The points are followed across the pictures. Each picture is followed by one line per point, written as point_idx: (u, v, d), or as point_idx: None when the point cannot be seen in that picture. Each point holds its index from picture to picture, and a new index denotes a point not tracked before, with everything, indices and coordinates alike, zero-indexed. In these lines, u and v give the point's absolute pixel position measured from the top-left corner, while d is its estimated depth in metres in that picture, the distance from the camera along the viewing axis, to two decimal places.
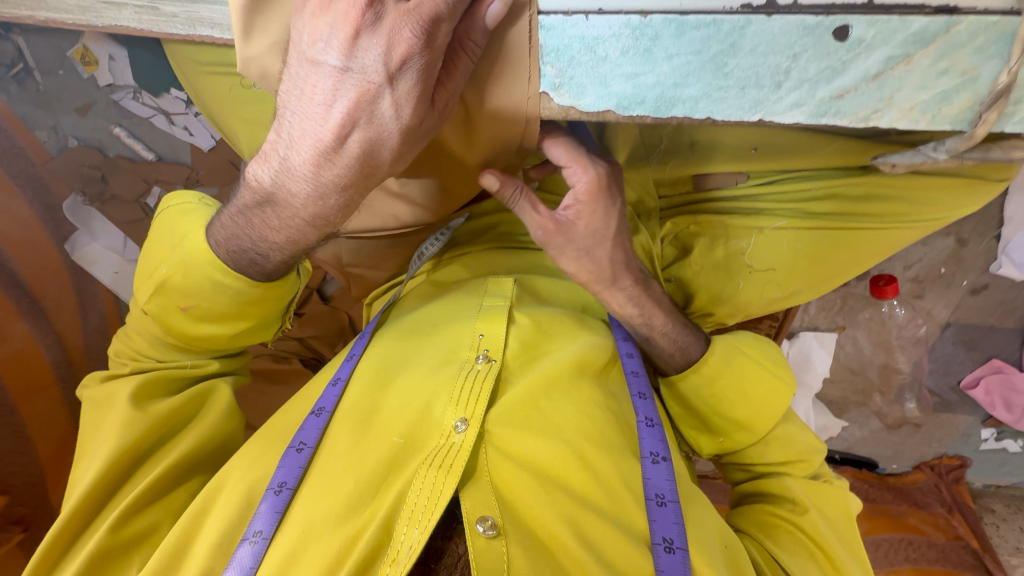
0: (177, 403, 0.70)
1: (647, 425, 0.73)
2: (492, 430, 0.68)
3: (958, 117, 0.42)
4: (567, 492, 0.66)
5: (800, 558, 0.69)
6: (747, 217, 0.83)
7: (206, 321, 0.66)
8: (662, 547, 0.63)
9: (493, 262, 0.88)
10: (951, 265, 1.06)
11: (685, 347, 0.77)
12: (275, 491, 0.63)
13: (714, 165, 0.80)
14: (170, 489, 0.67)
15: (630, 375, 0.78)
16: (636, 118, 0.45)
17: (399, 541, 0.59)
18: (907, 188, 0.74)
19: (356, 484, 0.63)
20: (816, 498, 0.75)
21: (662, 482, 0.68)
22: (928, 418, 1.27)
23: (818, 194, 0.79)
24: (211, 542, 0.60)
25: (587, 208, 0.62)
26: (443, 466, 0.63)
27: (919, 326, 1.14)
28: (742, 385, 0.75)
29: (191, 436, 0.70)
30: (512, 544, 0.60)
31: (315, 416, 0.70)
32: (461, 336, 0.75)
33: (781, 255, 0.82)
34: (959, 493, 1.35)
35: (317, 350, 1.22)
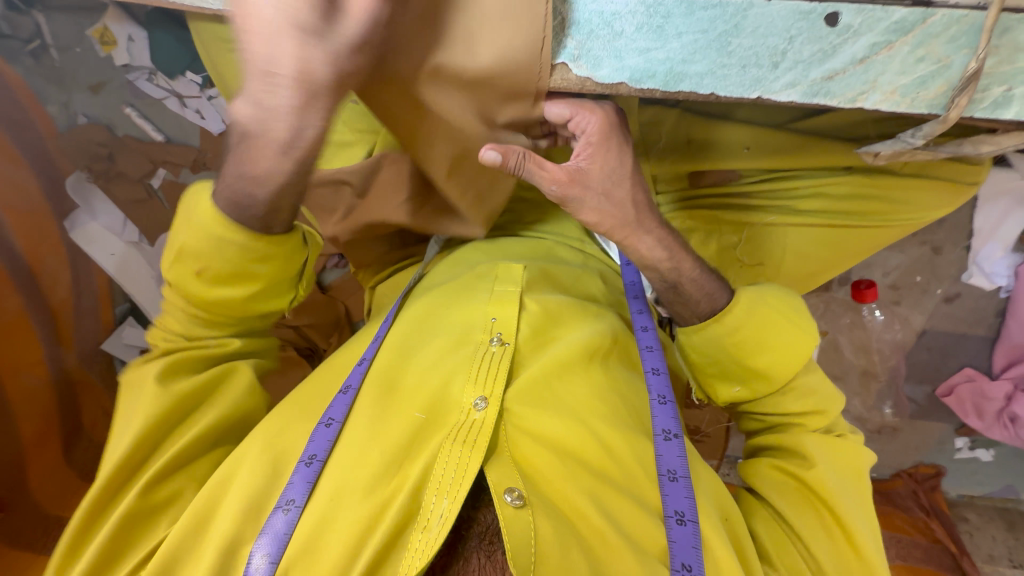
0: (200, 380, 0.71)
1: (659, 403, 0.75)
2: (510, 409, 0.71)
3: (934, 101, 0.47)
4: (586, 467, 0.68)
5: (809, 518, 0.71)
6: (742, 213, 0.89)
7: (221, 285, 0.66)
8: (674, 519, 0.66)
9: (506, 248, 0.90)
10: (926, 273, 1.12)
11: (712, 294, 0.76)
12: (306, 461, 0.66)
13: (709, 164, 0.85)
14: (193, 459, 0.69)
15: (645, 351, 0.80)
16: (647, 91, 0.49)
17: (429, 509, 0.62)
18: (888, 189, 0.82)
19: (381, 457, 0.66)
20: (831, 454, 0.75)
21: (674, 458, 0.70)
22: (905, 424, 1.31)
23: (808, 192, 0.85)
24: (240, 507, 0.62)
25: (599, 149, 0.63)
26: (467, 443, 0.65)
27: (896, 332, 1.19)
28: (766, 333, 0.74)
29: (211, 411, 0.72)
30: (538, 515, 0.63)
31: (343, 393, 0.72)
32: (474, 318, 0.78)
33: (773, 249, 0.90)
34: (936, 500, 1.39)
35: (311, 339, 1.21)
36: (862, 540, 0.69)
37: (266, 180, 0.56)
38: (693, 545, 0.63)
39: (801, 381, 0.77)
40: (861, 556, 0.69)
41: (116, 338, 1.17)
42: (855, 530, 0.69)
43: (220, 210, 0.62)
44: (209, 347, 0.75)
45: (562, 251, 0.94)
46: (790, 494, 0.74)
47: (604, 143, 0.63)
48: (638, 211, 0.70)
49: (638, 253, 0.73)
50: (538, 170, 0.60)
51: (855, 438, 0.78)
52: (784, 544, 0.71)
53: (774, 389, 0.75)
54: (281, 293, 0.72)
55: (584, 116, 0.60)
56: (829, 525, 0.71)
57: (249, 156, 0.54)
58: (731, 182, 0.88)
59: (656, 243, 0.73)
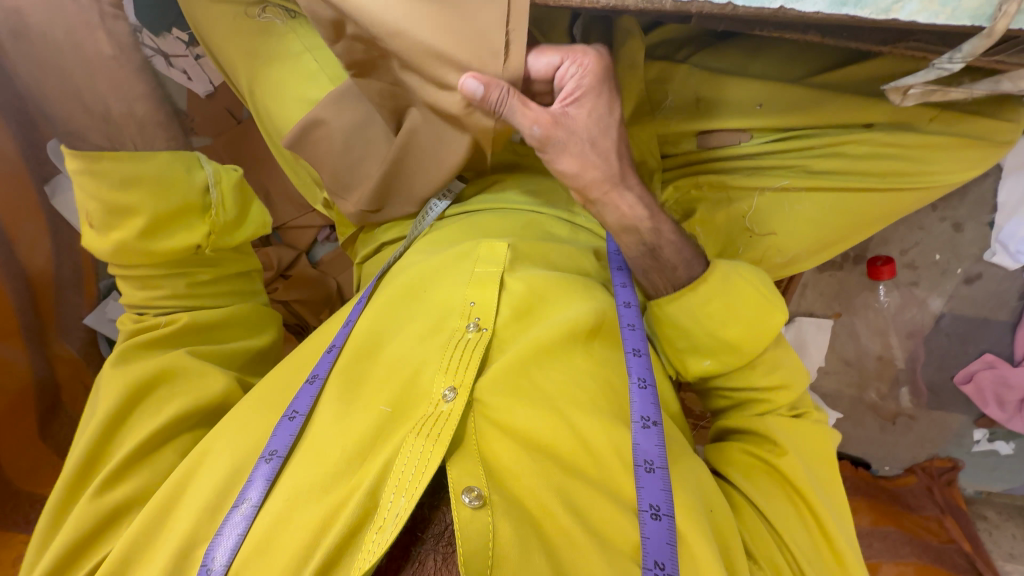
0: (153, 365, 0.69)
1: (639, 387, 0.69)
2: (481, 398, 0.65)
3: (978, 11, 0.41)
4: (556, 462, 0.64)
5: (776, 502, 0.68)
6: (750, 179, 0.85)
7: (164, 233, 0.73)
8: (649, 514, 0.61)
9: (485, 224, 0.83)
10: (946, 252, 1.06)
11: (688, 262, 0.72)
12: (266, 457, 0.61)
13: (720, 122, 0.82)
14: (159, 448, 0.66)
15: (626, 330, 0.74)
16: (655, 2, 0.44)
17: (385, 508, 0.57)
18: (909, 146, 0.79)
19: (343, 452, 0.61)
20: (801, 444, 0.73)
21: (652, 448, 0.65)
22: (921, 413, 1.25)
23: (822, 154, 0.82)
24: (200, 506, 0.59)
25: (586, 96, 0.60)
26: (431, 435, 0.60)
27: (914, 315, 1.13)
28: (732, 306, 0.70)
29: (183, 394, 0.68)
30: (499, 518, 0.58)
31: (310, 383, 0.68)
32: (449, 305, 0.73)
33: (784, 219, 0.86)
34: (951, 497, 1.33)
35: (302, 316, 1.16)
36: (833, 527, 0.66)
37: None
38: (668, 542, 0.59)
39: (767, 354, 0.74)
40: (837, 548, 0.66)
41: (101, 313, 1.13)
42: (827, 519, 0.66)
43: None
44: (161, 325, 0.73)
45: (551, 225, 0.87)
46: (764, 482, 0.70)
47: (594, 90, 0.60)
48: (621, 165, 0.66)
49: (618, 211, 0.68)
50: (521, 110, 0.57)
51: (820, 421, 0.77)
52: (768, 543, 0.65)
53: (744, 360, 0.71)
54: (238, 227, 0.82)
55: (572, 61, 0.58)
56: (802, 506, 0.68)
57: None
58: (740, 145, 0.84)
59: (637, 201, 0.69)
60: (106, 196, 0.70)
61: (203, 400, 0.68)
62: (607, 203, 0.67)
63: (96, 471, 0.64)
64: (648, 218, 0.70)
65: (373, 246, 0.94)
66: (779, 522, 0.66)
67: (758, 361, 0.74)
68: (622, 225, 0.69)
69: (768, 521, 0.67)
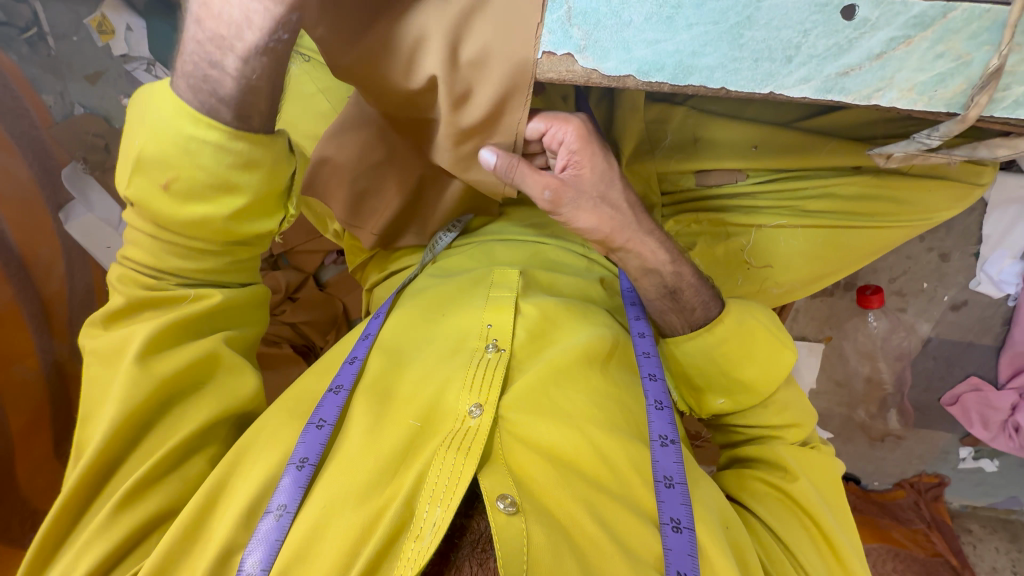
0: (181, 363, 0.66)
1: (656, 408, 0.73)
2: (505, 415, 0.69)
3: (952, 100, 0.45)
4: (579, 476, 0.67)
5: (793, 527, 0.71)
6: (747, 216, 0.89)
7: (194, 200, 0.59)
8: (670, 526, 0.64)
9: (497, 254, 0.88)
10: (933, 280, 1.10)
11: (706, 304, 0.76)
12: (297, 464, 0.64)
13: (718, 161, 0.86)
14: (189, 457, 0.67)
15: (642, 357, 0.79)
16: (655, 84, 0.48)
17: (422, 518, 0.61)
18: (899, 188, 0.83)
19: (376, 465, 0.64)
20: (808, 470, 0.77)
21: (670, 464, 0.68)
22: (909, 431, 1.29)
23: (816, 192, 0.86)
24: (238, 512, 0.61)
25: (584, 156, 0.61)
26: (461, 449, 0.65)
27: (902, 339, 1.17)
28: (752, 348, 0.74)
29: (208, 400, 0.68)
30: (531, 522, 0.61)
31: (334, 393, 0.71)
32: (471, 325, 0.78)
33: (780, 254, 0.89)
34: (938, 511, 1.37)
35: (309, 337, 1.19)
36: (845, 551, 0.70)
37: (248, 56, 0.52)
38: (689, 553, 0.62)
39: (778, 397, 0.79)
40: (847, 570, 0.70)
41: None
42: (839, 541, 0.70)
43: (185, 99, 0.55)
44: (189, 300, 0.69)
45: (557, 255, 0.91)
46: (775, 505, 0.74)
47: (589, 151, 0.61)
48: (635, 212, 0.69)
49: (641, 257, 0.71)
50: (528, 176, 0.59)
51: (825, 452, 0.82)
52: (777, 555, 0.69)
53: (758, 402, 0.76)
54: (272, 213, 0.66)
55: (558, 129, 0.59)
56: (817, 537, 0.71)
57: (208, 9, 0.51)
58: (737, 183, 0.89)
59: (658, 245, 0.72)
60: (216, 170, 0.57)
61: (237, 402, 0.70)
62: (628, 251, 0.70)
63: (122, 462, 0.64)
64: (671, 262, 0.73)
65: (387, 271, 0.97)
66: (797, 549, 0.69)
67: (769, 401, 0.79)
68: (645, 269, 0.73)
69: (778, 538, 0.71)
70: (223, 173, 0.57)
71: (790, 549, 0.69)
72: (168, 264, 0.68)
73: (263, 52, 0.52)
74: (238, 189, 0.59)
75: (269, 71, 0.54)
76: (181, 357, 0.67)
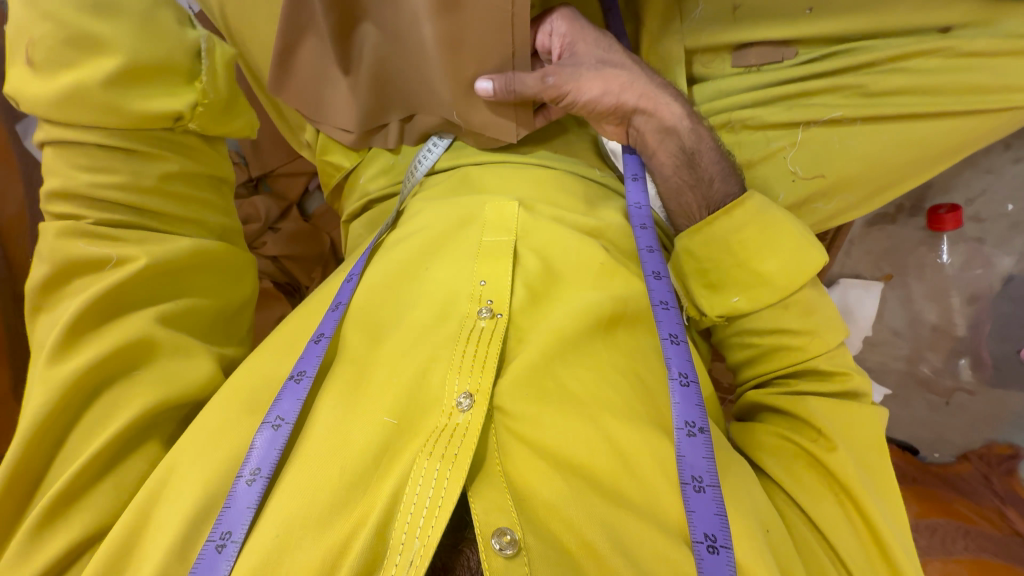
0: (103, 349, 0.54)
1: (681, 384, 0.58)
2: (502, 406, 0.56)
3: None
4: (594, 486, 0.53)
5: (827, 508, 0.56)
6: (794, 110, 0.73)
7: (65, 66, 0.56)
8: (704, 546, 0.50)
9: (487, 181, 0.74)
10: (1020, 201, 0.93)
11: (725, 181, 0.68)
12: (248, 477, 0.51)
13: (762, 31, 0.70)
14: (124, 458, 0.53)
15: (660, 308, 0.63)
16: None
17: (396, 550, 0.48)
18: (991, 57, 0.66)
19: (341, 475, 0.51)
20: (850, 432, 0.59)
21: (699, 459, 0.54)
22: (982, 392, 1.09)
23: (884, 70, 0.69)
24: (173, 528, 0.48)
25: (574, 34, 0.67)
26: (446, 457, 0.51)
27: (978, 276, 1.00)
28: (774, 234, 0.62)
29: (145, 388, 0.55)
30: (536, 561, 0.48)
31: (295, 382, 0.57)
32: (461, 283, 0.64)
33: (834, 158, 0.74)
34: (1014, 488, 1.14)
35: (292, 274, 1.07)
36: (893, 539, 0.53)
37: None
38: (728, 561, 0.49)
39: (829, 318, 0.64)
40: (892, 563, 0.53)
41: None
42: (885, 529, 0.54)
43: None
44: (111, 267, 0.58)
45: (563, 177, 0.75)
46: (803, 476, 0.58)
47: (575, 28, 0.67)
48: (648, 76, 0.69)
49: (656, 114, 0.68)
50: (525, 73, 0.65)
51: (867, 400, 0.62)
52: (805, 542, 0.55)
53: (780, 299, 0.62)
54: (179, 91, 0.62)
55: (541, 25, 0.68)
56: (858, 520, 0.55)
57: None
58: (784, 63, 0.72)
59: (677, 102, 0.69)
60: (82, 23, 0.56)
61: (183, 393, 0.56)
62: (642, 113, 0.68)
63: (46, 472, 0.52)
64: (688, 116, 0.69)
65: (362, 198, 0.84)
66: (832, 534, 0.54)
67: (790, 301, 0.63)
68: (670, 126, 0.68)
69: (801, 512, 0.57)
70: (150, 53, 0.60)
71: (826, 536, 0.55)
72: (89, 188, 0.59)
73: None
74: (110, 45, 0.58)
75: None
76: (102, 344, 0.54)
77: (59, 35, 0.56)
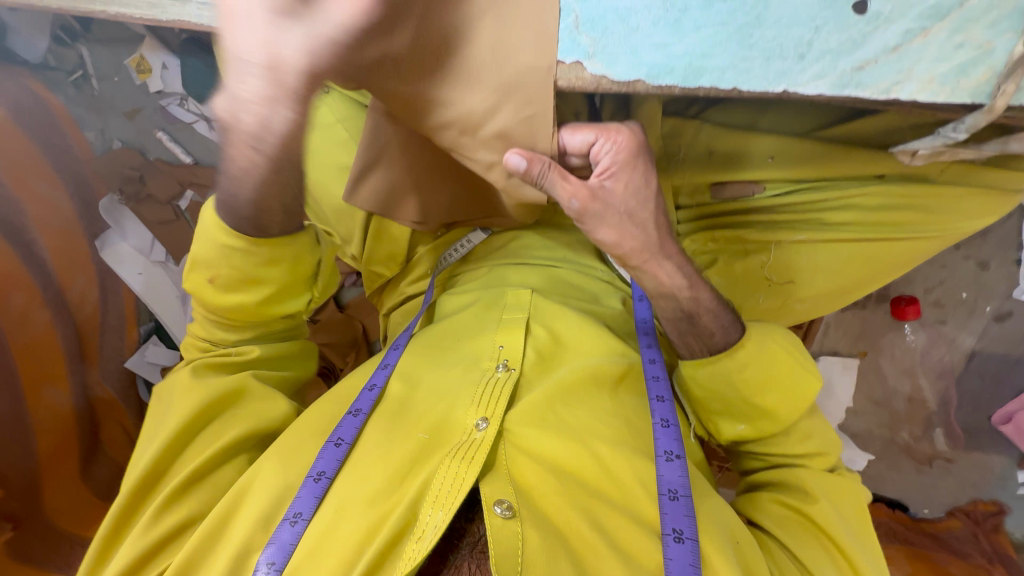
0: (220, 386, 0.73)
1: (661, 425, 0.70)
2: (510, 428, 0.68)
3: (977, 89, 0.43)
4: (580, 486, 0.66)
5: (818, 556, 0.66)
6: (765, 233, 0.87)
7: (231, 291, 0.72)
8: (672, 537, 0.61)
9: (509, 277, 0.85)
10: (973, 290, 1.05)
11: (725, 328, 0.73)
12: (315, 477, 0.65)
13: (731, 174, 0.85)
14: (220, 466, 0.70)
15: (651, 380, 0.75)
16: (665, 88, 0.47)
17: (423, 521, 0.61)
18: (925, 197, 0.80)
19: (386, 474, 0.65)
20: (835, 497, 0.71)
21: (676, 478, 0.66)
22: (959, 454, 1.20)
23: (838, 205, 0.84)
24: (255, 516, 0.62)
25: (623, 170, 0.59)
26: (465, 458, 0.64)
27: (943, 354, 1.11)
28: (773, 372, 0.71)
29: (241, 420, 0.73)
30: (527, 526, 0.61)
31: (353, 415, 0.71)
32: (482, 347, 0.76)
33: (802, 269, 0.87)
34: (998, 544, 1.22)
35: (328, 359, 1.19)
36: None
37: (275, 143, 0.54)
38: (690, 562, 0.59)
39: (801, 423, 0.75)
40: None
41: (139, 356, 1.18)
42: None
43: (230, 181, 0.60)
44: (230, 355, 0.78)
45: (571, 276, 0.87)
46: (796, 530, 0.69)
47: (629, 165, 0.59)
48: (660, 234, 0.65)
49: (658, 280, 0.68)
50: (561, 182, 0.55)
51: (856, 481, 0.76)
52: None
53: (778, 429, 0.73)
54: (298, 291, 0.79)
55: (607, 139, 0.57)
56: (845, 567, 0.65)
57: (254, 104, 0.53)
58: (753, 196, 0.86)
59: (676, 270, 0.69)
60: (244, 267, 0.70)
61: (267, 425, 0.74)
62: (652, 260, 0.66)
63: (167, 468, 0.69)
64: (689, 285, 0.70)
65: (398, 296, 0.96)
66: None
67: (791, 428, 0.74)
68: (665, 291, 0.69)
69: (789, 551, 0.67)
70: (252, 271, 0.71)
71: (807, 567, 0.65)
72: (219, 335, 0.79)
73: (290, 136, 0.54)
74: (261, 281, 0.72)
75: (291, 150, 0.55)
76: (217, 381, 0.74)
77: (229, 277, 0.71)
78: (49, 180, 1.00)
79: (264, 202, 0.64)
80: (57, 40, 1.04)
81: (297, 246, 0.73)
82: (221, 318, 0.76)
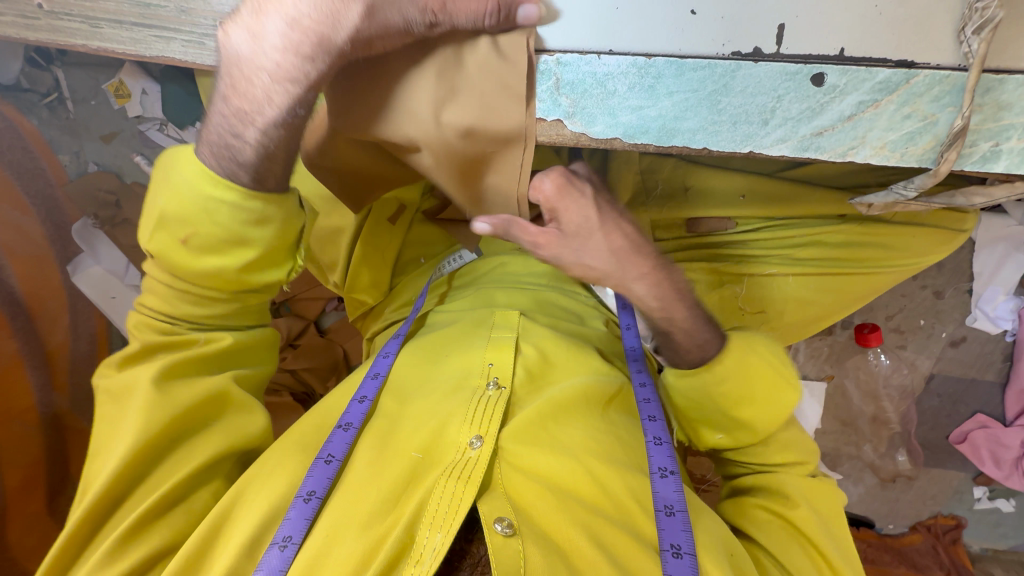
0: (196, 394, 0.64)
1: (654, 442, 0.70)
2: (504, 446, 0.66)
3: (923, 156, 0.47)
4: (579, 502, 0.63)
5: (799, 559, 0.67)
6: (739, 265, 0.90)
7: (208, 255, 0.59)
8: (670, 553, 0.60)
9: (497, 296, 0.85)
10: (930, 316, 1.11)
11: (704, 342, 0.74)
12: (304, 497, 0.60)
13: (708, 210, 0.87)
14: (192, 490, 0.63)
15: (641, 401, 0.75)
16: (641, 145, 0.52)
17: (422, 543, 0.56)
18: (883, 236, 0.85)
19: (378, 495, 0.61)
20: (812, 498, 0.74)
21: (671, 493, 0.65)
22: (920, 472, 1.26)
23: (805, 241, 0.88)
24: (240, 543, 0.57)
25: (562, 206, 0.62)
26: (462, 478, 0.61)
27: (904, 376, 1.17)
28: (750, 389, 0.72)
29: (216, 436, 0.65)
30: (528, 543, 0.57)
31: (343, 430, 0.67)
32: (471, 365, 0.74)
33: (772, 300, 0.91)
34: (956, 556, 1.30)
35: (308, 383, 1.17)
36: None
37: (267, 128, 0.52)
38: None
39: (780, 434, 0.76)
40: None
41: None
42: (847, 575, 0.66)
43: (208, 166, 0.56)
44: (201, 346, 0.68)
45: (555, 301, 0.88)
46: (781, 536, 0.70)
47: (566, 201, 0.62)
48: (619, 258, 0.66)
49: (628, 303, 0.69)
50: (521, 232, 0.61)
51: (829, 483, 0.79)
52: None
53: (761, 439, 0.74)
54: (282, 263, 0.65)
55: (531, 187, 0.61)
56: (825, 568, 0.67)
57: (238, 89, 0.51)
58: (727, 231, 0.90)
59: (650, 288, 0.69)
60: (231, 226, 0.57)
61: (242, 440, 0.67)
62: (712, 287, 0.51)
63: (130, 489, 0.60)
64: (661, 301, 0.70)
65: (382, 321, 0.92)
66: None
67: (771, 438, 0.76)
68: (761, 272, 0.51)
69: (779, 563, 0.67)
70: (237, 229, 0.57)
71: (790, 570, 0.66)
72: (181, 310, 0.67)
73: (282, 126, 0.53)
74: (251, 243, 0.59)
75: (285, 139, 0.54)
76: (195, 390, 0.65)
77: (208, 239, 0.58)
78: (20, 208, 0.99)
79: (258, 173, 0.56)
80: (32, 63, 1.01)
81: (288, 206, 0.60)
82: (196, 288, 0.65)
